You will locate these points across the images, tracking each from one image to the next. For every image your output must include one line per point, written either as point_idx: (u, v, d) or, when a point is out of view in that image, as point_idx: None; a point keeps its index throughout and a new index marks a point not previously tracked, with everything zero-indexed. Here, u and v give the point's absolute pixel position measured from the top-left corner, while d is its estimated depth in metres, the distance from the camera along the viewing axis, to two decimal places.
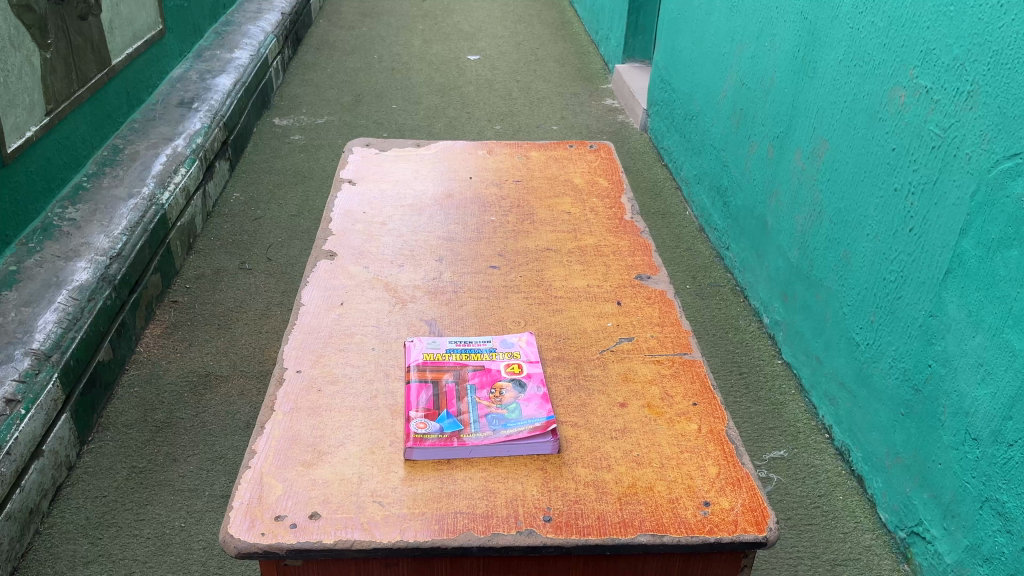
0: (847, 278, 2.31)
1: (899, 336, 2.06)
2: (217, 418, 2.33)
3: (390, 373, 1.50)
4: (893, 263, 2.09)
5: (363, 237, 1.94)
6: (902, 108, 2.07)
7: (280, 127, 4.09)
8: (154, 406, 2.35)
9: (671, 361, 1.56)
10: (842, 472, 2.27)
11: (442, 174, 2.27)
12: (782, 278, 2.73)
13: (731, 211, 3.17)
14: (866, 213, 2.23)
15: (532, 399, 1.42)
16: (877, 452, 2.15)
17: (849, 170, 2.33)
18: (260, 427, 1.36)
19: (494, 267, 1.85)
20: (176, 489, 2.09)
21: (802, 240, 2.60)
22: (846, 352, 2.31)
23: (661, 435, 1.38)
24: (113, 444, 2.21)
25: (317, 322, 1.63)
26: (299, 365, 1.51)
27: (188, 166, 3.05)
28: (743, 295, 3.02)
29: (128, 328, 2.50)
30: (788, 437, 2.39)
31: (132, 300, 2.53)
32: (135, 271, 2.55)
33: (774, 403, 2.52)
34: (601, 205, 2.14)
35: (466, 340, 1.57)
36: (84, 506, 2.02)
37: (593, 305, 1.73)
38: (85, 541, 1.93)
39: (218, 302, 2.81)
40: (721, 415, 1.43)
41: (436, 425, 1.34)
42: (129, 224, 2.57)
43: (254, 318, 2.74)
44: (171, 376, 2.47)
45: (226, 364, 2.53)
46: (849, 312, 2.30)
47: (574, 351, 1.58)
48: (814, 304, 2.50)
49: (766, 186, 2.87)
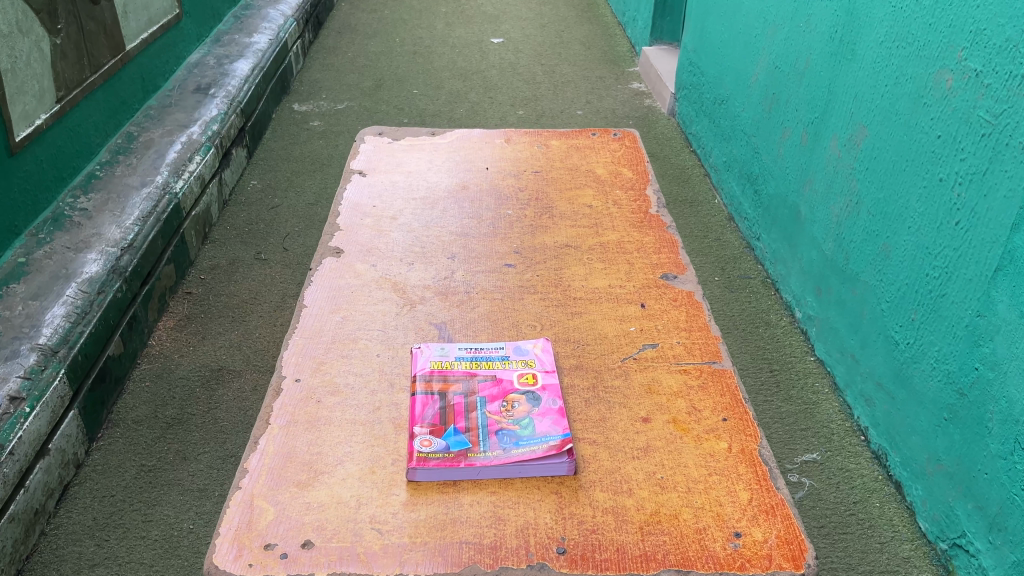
0: (885, 273, 2.01)
1: (943, 334, 1.75)
2: (228, 416, 1.97)
3: (395, 383, 1.39)
4: (937, 256, 1.79)
5: (372, 233, 1.83)
6: (950, 92, 1.77)
7: (299, 113, 3.89)
8: (164, 400, 1.99)
9: (699, 371, 1.44)
10: (880, 477, 1.96)
11: (457, 164, 2.16)
12: (818, 269, 2.41)
13: (762, 199, 2.91)
14: (908, 203, 1.93)
15: (547, 415, 1.30)
16: (919, 457, 1.83)
17: (889, 159, 2.03)
18: (253, 443, 1.26)
19: (509, 266, 1.74)
20: (183, 490, 1.76)
21: (837, 232, 2.31)
22: (886, 351, 2.00)
23: (688, 455, 1.26)
24: (121, 441, 1.87)
25: (319, 326, 1.52)
26: (299, 372, 1.41)
27: (203, 153, 2.74)
28: (774, 286, 2.74)
29: (141, 320, 2.17)
30: (821, 439, 2.10)
31: (143, 292, 2.19)
32: (147, 263, 2.24)
33: (810, 404, 2.19)
34: (625, 198, 2.01)
35: (477, 347, 1.46)
36: (89, 508, 1.70)
37: (615, 307, 1.61)
38: (91, 542, 1.62)
39: (230, 293, 2.44)
40: (754, 432, 1.31)
41: (441, 443, 1.24)
42: (143, 214, 2.30)
43: (265, 310, 2.37)
44: (182, 370, 2.09)
45: (237, 358, 2.16)
46: (890, 308, 1.98)
47: (593, 359, 1.47)
48: (851, 298, 2.19)
49: (802, 175, 2.59)
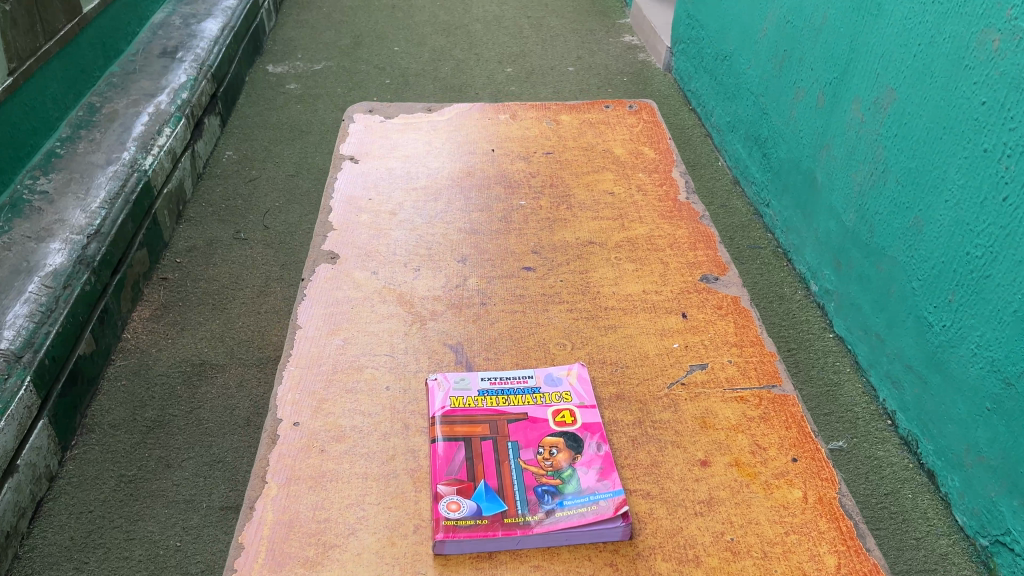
0: (912, 248, 1.45)
1: (987, 320, 1.26)
2: (215, 415, 1.50)
3: (410, 425, 1.20)
4: (982, 233, 1.28)
5: (370, 232, 1.62)
6: (996, 55, 1.25)
7: (273, 74, 3.00)
8: (143, 400, 1.53)
9: (758, 400, 1.26)
10: (910, 466, 1.43)
11: (459, 146, 1.94)
12: (830, 240, 1.74)
13: (771, 162, 2.05)
14: (944, 173, 1.37)
15: (592, 464, 1.12)
16: (954, 445, 1.34)
17: (919, 121, 1.44)
18: (248, 509, 1.08)
19: (528, 269, 1.53)
20: (172, 501, 1.34)
21: (856, 204, 1.64)
22: (915, 332, 1.44)
23: (758, 508, 1.09)
24: (98, 447, 1.43)
25: (317, 353, 1.33)
26: (298, 415, 1.21)
27: (172, 125, 2.13)
28: (787, 258, 1.94)
29: (113, 313, 1.66)
30: (842, 425, 1.51)
31: (116, 283, 1.69)
32: (118, 249, 1.72)
33: (826, 385, 1.60)
34: (649, 182, 1.81)
35: (502, 377, 1.26)
36: (66, 525, 1.30)
37: (654, 319, 1.41)
38: (69, 566, 1.24)
39: (210, 279, 1.87)
40: (830, 475, 1.14)
41: (471, 506, 1.05)
42: (110, 195, 1.77)
43: (249, 297, 1.81)
44: (161, 367, 1.61)
45: (220, 353, 1.65)
46: (920, 289, 1.42)
47: (636, 386, 1.28)
48: (872, 276, 1.58)
49: (817, 140, 1.82)
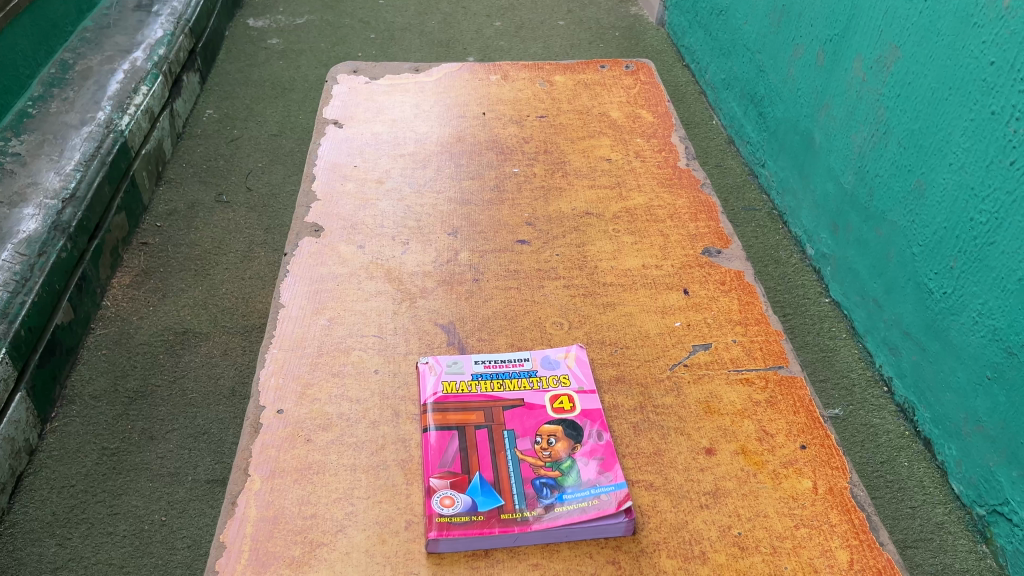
0: (914, 214, 1.37)
1: (989, 287, 1.19)
2: (198, 385, 1.45)
3: (400, 412, 1.14)
4: (986, 197, 1.20)
5: (356, 202, 1.54)
6: (1007, 13, 1.17)
7: (254, 29, 2.86)
8: (124, 369, 1.47)
9: (764, 381, 1.20)
10: (906, 434, 1.39)
11: (448, 109, 1.85)
12: (828, 203, 1.66)
13: (767, 123, 1.94)
14: (948, 135, 1.29)
15: (594, 455, 1.06)
16: (952, 415, 1.29)
17: (923, 79, 1.35)
18: (230, 505, 1.02)
19: (523, 243, 1.46)
20: (157, 474, 1.30)
21: (856, 166, 1.55)
22: (915, 298, 1.37)
23: (766, 499, 1.04)
24: (79, 420, 1.37)
25: (302, 333, 1.26)
26: (281, 402, 1.15)
27: (150, 83, 1.96)
28: (783, 220, 1.86)
29: (92, 280, 1.57)
30: (839, 392, 1.47)
31: (95, 249, 1.59)
32: (96, 214, 1.61)
33: (822, 351, 1.55)
34: (647, 147, 1.73)
35: (497, 360, 1.20)
36: (48, 501, 1.25)
37: (655, 295, 1.35)
38: (51, 543, 1.19)
39: (193, 243, 1.78)
40: (840, 463, 1.09)
41: (466, 501, 1.00)
42: (85, 157, 1.66)
43: (234, 262, 1.73)
44: (142, 336, 1.54)
45: (203, 321, 1.58)
46: (920, 255, 1.35)
47: (637, 368, 1.22)
48: (871, 241, 1.50)
49: (816, 99, 1.71)
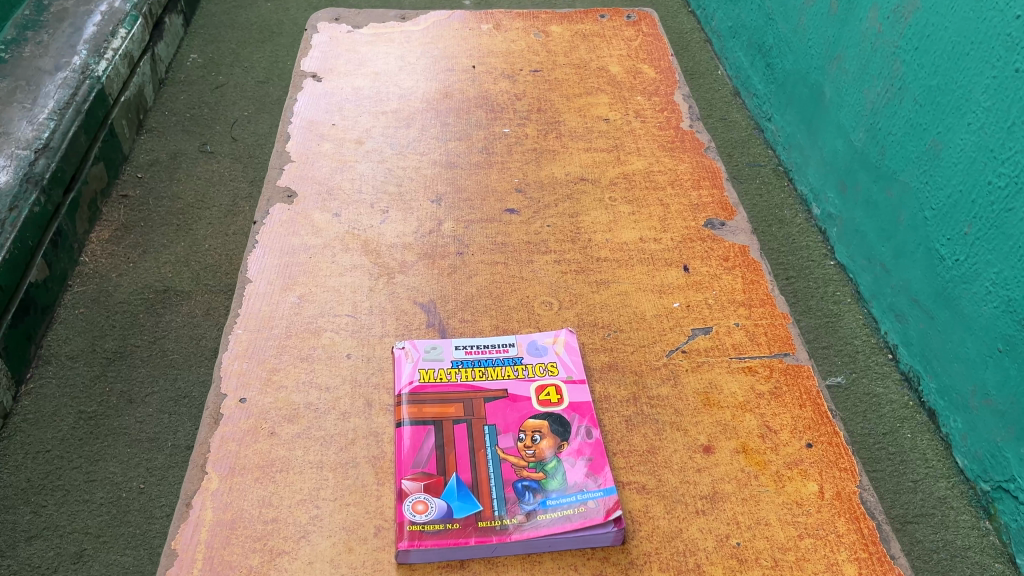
0: (928, 175, 1.19)
1: (1006, 255, 1.04)
2: (180, 345, 1.21)
3: (373, 403, 1.05)
4: (1007, 160, 1.04)
5: (332, 164, 1.43)
6: None
7: None
8: (103, 328, 1.22)
9: (769, 370, 1.11)
10: (910, 404, 1.19)
11: (435, 61, 1.72)
12: (835, 160, 1.43)
13: (774, 74, 1.66)
14: (968, 91, 1.12)
15: (582, 454, 0.98)
16: (959, 387, 1.12)
17: (943, 31, 1.17)
18: (184, 507, 0.93)
19: (511, 212, 1.35)
20: (136, 439, 1.09)
21: (867, 120, 1.35)
22: (924, 264, 1.20)
23: (768, 505, 0.95)
24: (55, 381, 1.15)
25: (269, 312, 1.17)
26: (244, 391, 1.06)
27: (129, 25, 1.59)
28: (788, 177, 1.58)
29: (67, 236, 1.30)
30: (841, 359, 1.26)
31: (70, 203, 1.31)
32: (68, 168, 1.31)
33: (824, 316, 1.32)
34: (648, 106, 1.61)
35: (480, 345, 1.11)
36: (21, 466, 1.05)
37: (652, 272, 1.25)
38: (25, 512, 1.01)
39: (175, 195, 1.46)
40: (850, 465, 1.00)
41: (441, 506, 0.91)
42: (59, 104, 1.36)
43: (218, 217, 1.42)
44: (122, 293, 1.28)
45: (185, 279, 1.31)
46: (932, 218, 1.17)
47: (632, 355, 1.12)
48: (880, 203, 1.30)
49: (826, 48, 1.48)
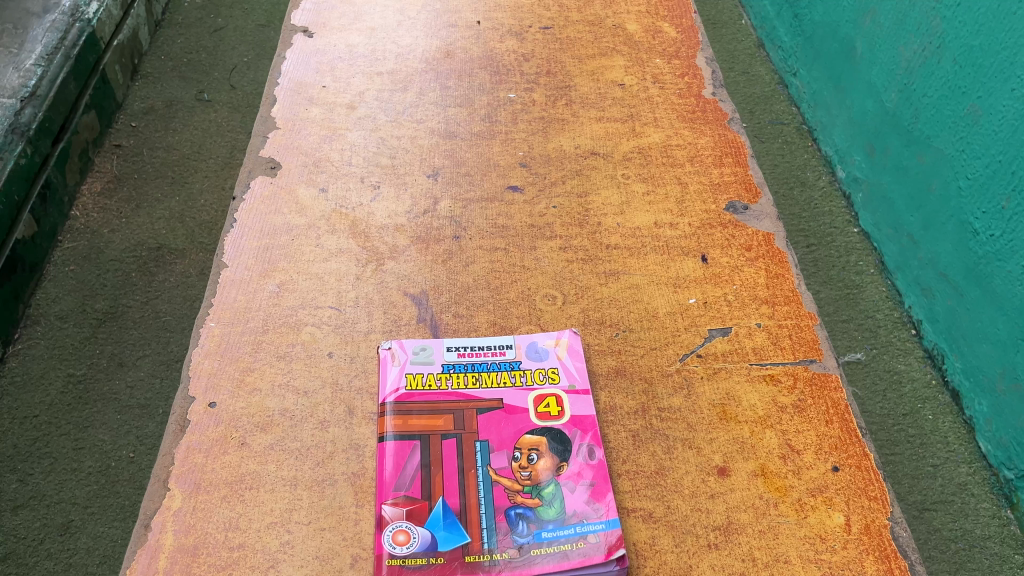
0: (964, 143, 1.01)
1: None
2: (175, 307, 1.05)
3: (354, 411, 0.95)
4: None
5: (320, 132, 1.31)
6: None
7: None
8: (95, 286, 1.07)
9: (793, 380, 1.01)
10: (931, 383, 1.02)
11: (436, 15, 1.58)
12: (861, 121, 1.23)
13: (801, 26, 1.41)
14: (1013, 53, 0.94)
15: (582, 478, 0.88)
16: (986, 369, 0.96)
17: None
18: (143, 529, 0.85)
19: (515, 189, 1.24)
20: (126, 406, 0.95)
21: (900, 79, 1.14)
22: (957, 241, 1.02)
23: (788, 540, 0.86)
24: (42, 342, 1.00)
25: (245, 302, 1.06)
26: (214, 394, 0.96)
27: None
28: (812, 137, 1.35)
29: (55, 188, 1.11)
30: (861, 334, 1.07)
31: (60, 154, 1.12)
32: (57, 118, 1.11)
33: (844, 286, 1.13)
34: (666, 70, 1.48)
35: (474, 346, 1.00)
36: (7, 432, 0.92)
37: (667, 263, 1.14)
38: (9, 481, 0.88)
39: (170, 146, 1.28)
40: (880, 494, 0.91)
41: (424, 537, 0.83)
42: (46, 47, 1.14)
43: (214, 169, 1.24)
44: (116, 248, 1.12)
45: (180, 236, 1.14)
46: (969, 190, 0.99)
47: (642, 360, 1.02)
48: (908, 169, 1.11)
49: None
